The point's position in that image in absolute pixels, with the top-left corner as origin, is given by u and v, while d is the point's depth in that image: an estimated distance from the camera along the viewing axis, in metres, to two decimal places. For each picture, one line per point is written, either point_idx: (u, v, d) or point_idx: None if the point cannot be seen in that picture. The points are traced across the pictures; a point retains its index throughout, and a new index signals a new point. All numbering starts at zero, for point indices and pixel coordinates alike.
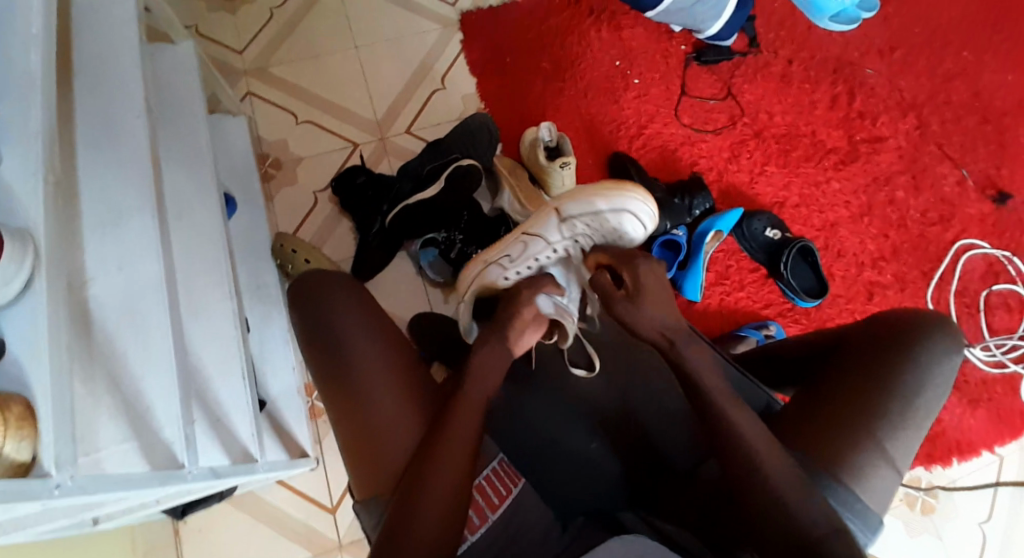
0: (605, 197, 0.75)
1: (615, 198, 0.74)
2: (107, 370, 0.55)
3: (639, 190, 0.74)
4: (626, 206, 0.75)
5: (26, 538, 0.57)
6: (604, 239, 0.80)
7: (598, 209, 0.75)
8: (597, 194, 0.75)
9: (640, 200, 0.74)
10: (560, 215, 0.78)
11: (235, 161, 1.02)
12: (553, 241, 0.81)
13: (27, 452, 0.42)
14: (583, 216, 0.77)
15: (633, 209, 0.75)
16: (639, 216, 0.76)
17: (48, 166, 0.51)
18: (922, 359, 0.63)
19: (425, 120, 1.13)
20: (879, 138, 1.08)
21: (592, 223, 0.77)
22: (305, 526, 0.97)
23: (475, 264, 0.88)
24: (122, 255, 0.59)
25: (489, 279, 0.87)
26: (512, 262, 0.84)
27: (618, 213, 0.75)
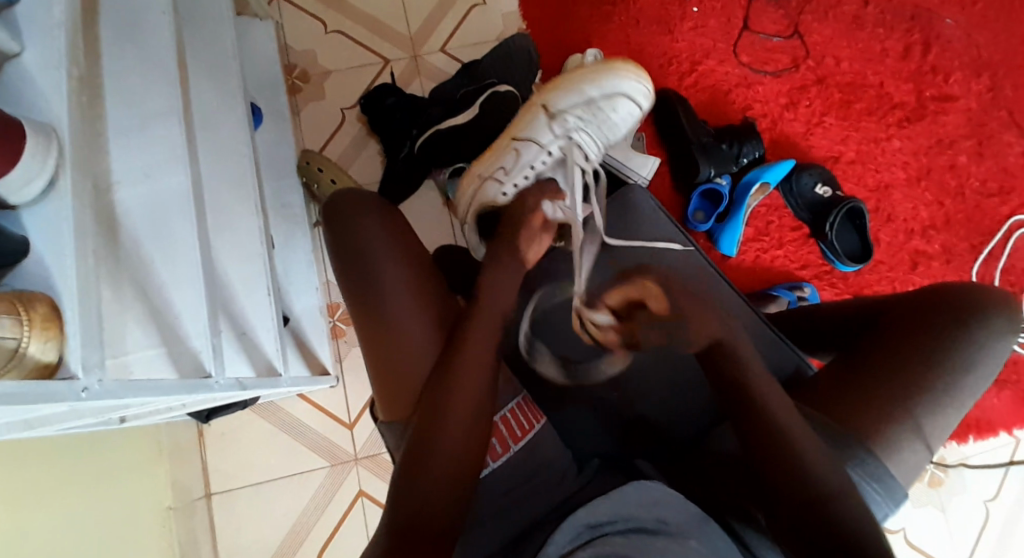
0: (596, 85, 0.81)
1: (606, 85, 0.82)
2: (132, 277, 0.53)
3: (628, 68, 0.82)
4: (618, 90, 0.82)
5: (57, 434, 0.57)
6: (601, 120, 0.83)
7: (589, 96, 0.81)
8: (590, 81, 0.81)
9: (630, 81, 0.82)
10: (549, 112, 0.82)
11: (262, 68, 0.97)
12: (546, 142, 0.81)
13: (52, 353, 0.40)
14: (574, 109, 0.82)
15: (622, 90, 0.82)
16: (631, 99, 0.84)
17: (71, 58, 0.47)
18: (972, 336, 0.60)
19: (464, 39, 1.06)
20: (947, 97, 1.01)
21: (585, 113, 0.82)
22: (324, 436, 0.99)
23: (472, 181, 0.86)
24: (149, 162, 0.56)
25: (487, 196, 0.84)
26: (508, 175, 0.82)
27: (611, 99, 0.83)
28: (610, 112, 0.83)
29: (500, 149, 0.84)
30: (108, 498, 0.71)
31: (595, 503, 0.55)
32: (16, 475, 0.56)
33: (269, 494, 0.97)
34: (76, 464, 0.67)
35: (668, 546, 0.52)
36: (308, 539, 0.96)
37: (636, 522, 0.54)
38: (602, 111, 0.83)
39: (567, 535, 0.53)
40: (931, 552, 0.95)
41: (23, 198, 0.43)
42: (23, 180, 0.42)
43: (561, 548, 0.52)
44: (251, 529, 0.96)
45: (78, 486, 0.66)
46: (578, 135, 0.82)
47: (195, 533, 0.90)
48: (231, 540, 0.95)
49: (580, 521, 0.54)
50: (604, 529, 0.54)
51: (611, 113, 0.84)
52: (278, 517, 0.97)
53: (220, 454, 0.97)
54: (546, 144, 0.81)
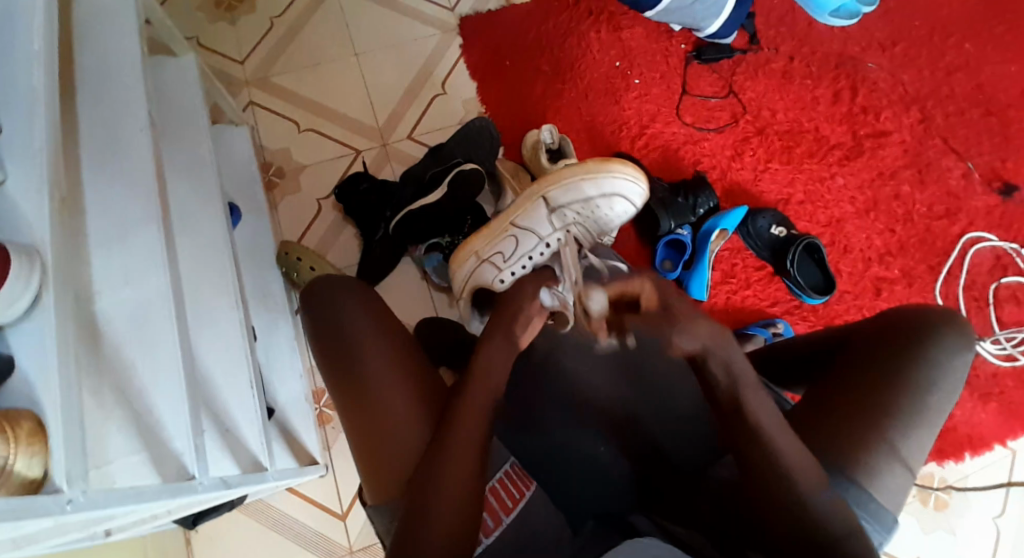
0: (595, 185, 0.86)
1: (603, 185, 0.86)
2: (112, 382, 0.55)
3: (625, 170, 0.86)
4: (613, 190, 0.87)
5: (42, 551, 0.57)
6: (595, 214, 0.89)
7: (588, 196, 0.87)
8: (588, 181, 0.86)
9: (627, 182, 0.86)
10: (549, 205, 0.87)
11: (238, 171, 1.03)
12: (546, 234, 0.87)
13: (38, 467, 0.41)
14: (573, 205, 0.88)
15: (619, 191, 0.87)
16: (625, 198, 0.88)
17: (52, 182, 0.51)
18: (933, 356, 0.62)
19: (428, 125, 1.13)
20: (883, 133, 1.08)
21: (581, 212, 0.88)
22: (317, 529, 0.97)
23: (468, 258, 0.90)
24: (130, 270, 0.59)
25: (484, 280, 0.91)
26: (506, 261, 0.88)
27: (607, 196, 0.87)
28: (605, 207, 0.88)
29: (498, 231, 0.89)
30: None
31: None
32: None
33: None
34: None
35: None
36: None
37: None
38: (599, 209, 0.88)
39: None
40: None
41: (7, 318, 0.45)
42: (6, 300, 0.44)
43: None
44: None
45: None
46: (577, 228, 0.86)
47: None
48: None
49: None
50: None
51: (606, 211, 0.89)
52: None
53: (215, 556, 0.95)
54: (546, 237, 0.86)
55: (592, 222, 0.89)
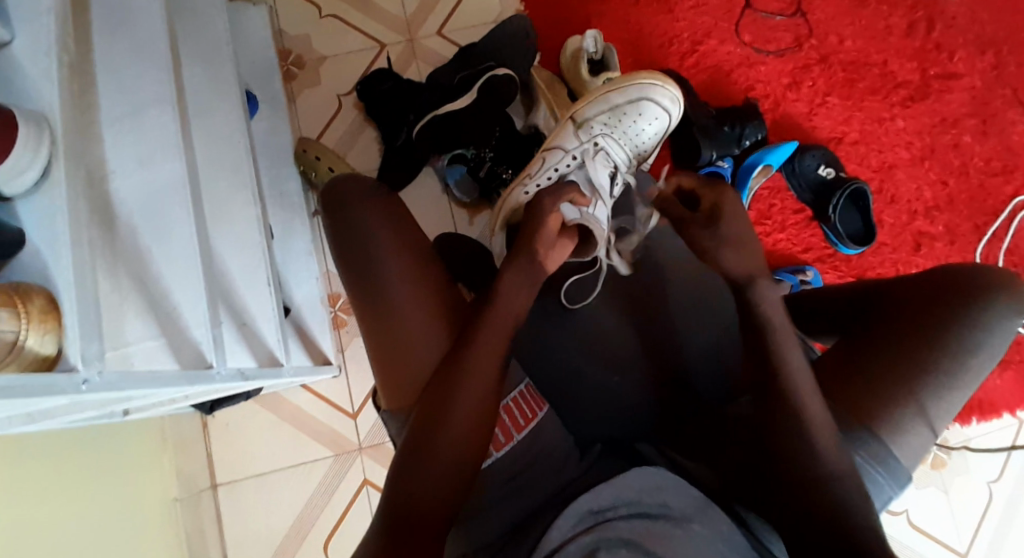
0: (619, 93, 0.84)
1: (629, 91, 0.84)
2: (131, 271, 0.52)
3: (650, 76, 0.84)
4: (641, 95, 0.84)
5: (62, 425, 0.58)
6: (626, 125, 0.84)
7: (614, 102, 0.84)
8: (613, 89, 0.84)
9: (652, 86, 0.84)
10: (578, 121, 0.84)
11: (256, 55, 0.96)
12: (571, 147, 0.82)
13: (51, 346, 0.39)
14: (600, 115, 0.84)
15: (645, 93, 0.84)
16: (658, 104, 0.85)
17: (61, 45, 0.46)
18: (980, 319, 0.60)
19: (461, 21, 1.05)
20: (951, 75, 1.00)
21: (610, 120, 0.84)
22: (328, 425, 0.99)
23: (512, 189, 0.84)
24: (142, 149, 0.55)
25: (514, 199, 0.82)
26: (533, 178, 0.82)
27: (635, 104, 0.84)
28: (635, 119, 0.84)
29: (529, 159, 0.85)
30: (114, 490, 0.72)
31: (600, 487, 0.56)
32: (24, 468, 0.56)
33: (273, 484, 0.97)
34: (80, 456, 0.67)
35: (669, 530, 0.52)
36: (313, 530, 0.97)
37: (639, 507, 0.55)
38: (630, 117, 0.84)
39: (569, 522, 0.54)
40: (932, 533, 0.96)
41: (16, 188, 0.42)
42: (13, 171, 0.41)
43: (565, 534, 0.53)
44: (256, 519, 0.96)
45: (83, 480, 0.66)
46: (604, 141, 0.82)
47: (201, 525, 0.90)
48: (236, 531, 0.96)
49: (585, 506, 0.55)
50: (608, 514, 0.55)
51: (637, 129, 0.85)
52: (283, 504, 0.97)
53: (224, 446, 0.97)
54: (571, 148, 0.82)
55: (620, 134, 0.84)
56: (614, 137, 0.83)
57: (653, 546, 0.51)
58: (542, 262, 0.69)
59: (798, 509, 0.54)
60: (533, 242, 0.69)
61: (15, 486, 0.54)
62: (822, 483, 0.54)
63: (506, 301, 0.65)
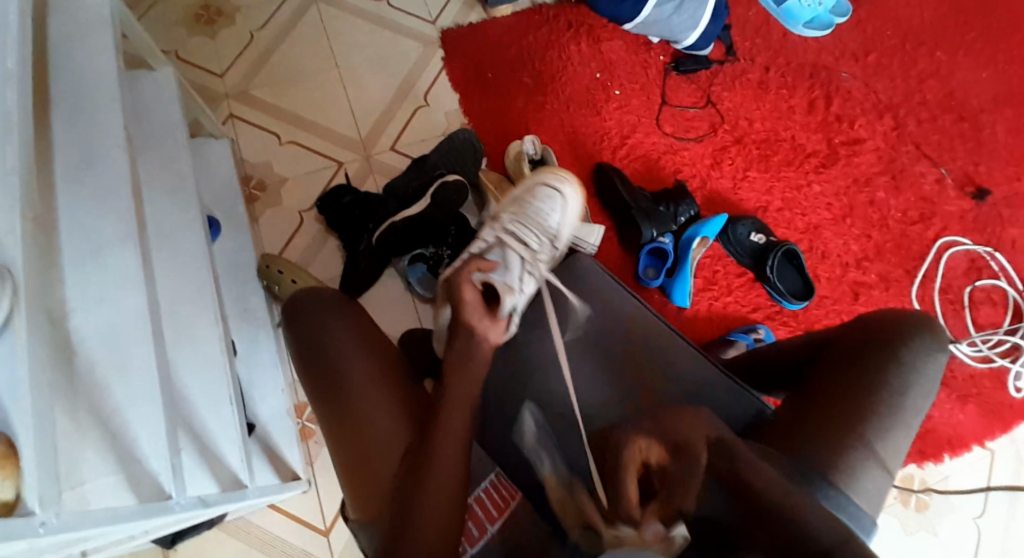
0: (523, 189, 0.94)
1: (530, 185, 0.93)
2: (89, 403, 0.54)
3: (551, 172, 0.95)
4: (540, 186, 0.93)
5: None
6: (533, 210, 0.90)
7: (517, 196, 0.93)
8: (518, 187, 0.94)
9: (550, 177, 0.93)
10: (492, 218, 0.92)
11: (218, 185, 1.02)
12: (486, 236, 0.88)
13: (9, 491, 0.41)
14: (508, 208, 0.91)
15: (543, 181, 0.93)
16: (557, 189, 0.92)
17: (25, 200, 0.50)
18: (908, 359, 0.63)
19: (411, 136, 1.13)
20: (856, 140, 1.10)
21: (517, 209, 0.91)
22: (299, 547, 0.96)
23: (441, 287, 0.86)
24: (104, 286, 0.59)
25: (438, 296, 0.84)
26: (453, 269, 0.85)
27: (537, 193, 0.92)
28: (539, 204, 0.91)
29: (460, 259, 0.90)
30: None
31: None
32: None
33: None
34: None
35: None
36: None
37: None
38: (536, 204, 0.91)
39: None
40: None
41: None
42: None
43: None
44: None
45: None
46: (517, 228, 0.87)
47: None
48: None
49: None
50: None
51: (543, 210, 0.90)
52: None
53: None
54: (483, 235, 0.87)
55: (533, 222, 0.88)
56: (528, 225, 0.88)
57: None
58: (478, 335, 0.73)
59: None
60: (464, 317, 0.74)
61: None
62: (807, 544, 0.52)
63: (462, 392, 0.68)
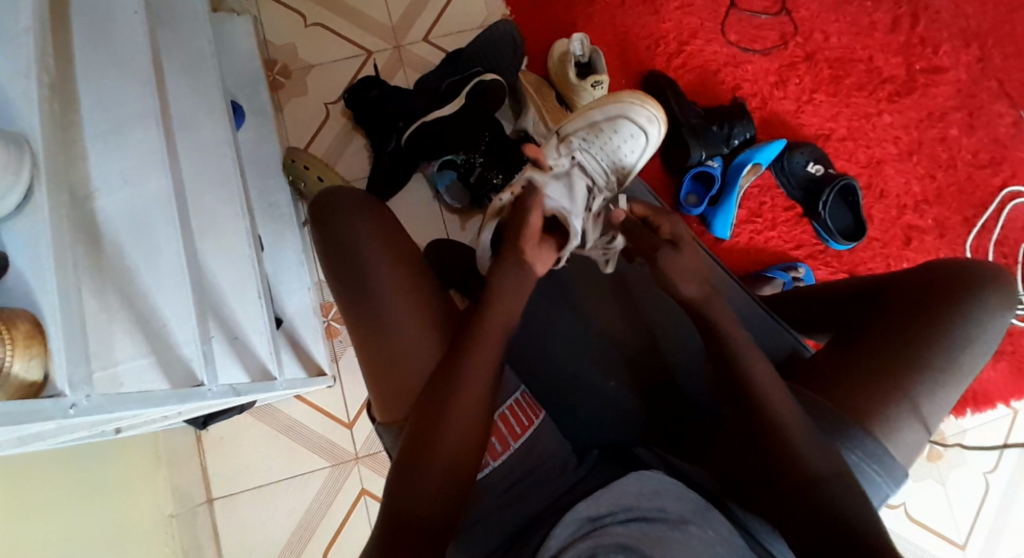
0: (600, 109, 0.79)
1: (609, 108, 0.79)
2: (117, 286, 0.51)
3: (633, 94, 0.79)
4: (621, 113, 0.79)
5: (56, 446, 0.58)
6: (604, 141, 0.78)
7: (593, 118, 0.79)
8: (595, 106, 0.79)
9: (633, 104, 0.78)
10: (558, 136, 0.79)
11: (241, 66, 0.95)
12: (551, 161, 0.76)
13: (37, 372, 0.39)
14: (580, 131, 0.78)
15: (625, 111, 0.78)
16: (637, 124, 0.79)
17: (41, 64, 0.45)
18: (971, 313, 0.60)
19: (448, 26, 1.05)
20: (937, 69, 1.01)
21: (588, 136, 0.78)
22: (323, 437, 0.99)
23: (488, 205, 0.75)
24: (127, 167, 0.55)
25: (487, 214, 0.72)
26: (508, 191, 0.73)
27: (614, 121, 0.79)
28: (614, 136, 0.78)
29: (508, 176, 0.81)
30: (110, 510, 0.71)
31: (596, 495, 0.56)
32: (16, 492, 0.55)
33: (270, 498, 0.97)
34: (75, 474, 0.67)
35: (666, 532, 0.53)
36: (312, 542, 0.96)
37: (637, 511, 0.55)
38: (609, 134, 0.78)
39: (568, 529, 0.54)
40: (932, 526, 0.96)
41: None
42: None
43: (561, 541, 0.53)
44: (254, 533, 0.96)
45: (78, 501, 0.65)
46: (583, 155, 0.76)
47: (200, 540, 0.89)
48: (233, 544, 0.95)
49: (582, 513, 0.55)
50: (606, 520, 0.55)
51: (617, 143, 0.78)
52: (282, 515, 0.97)
53: (220, 458, 0.97)
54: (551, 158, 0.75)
55: (600, 151, 0.78)
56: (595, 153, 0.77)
57: (649, 547, 0.51)
58: (529, 266, 0.67)
59: (791, 510, 0.54)
60: (520, 245, 0.66)
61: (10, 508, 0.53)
62: (811, 488, 0.54)
63: (498, 305, 0.65)
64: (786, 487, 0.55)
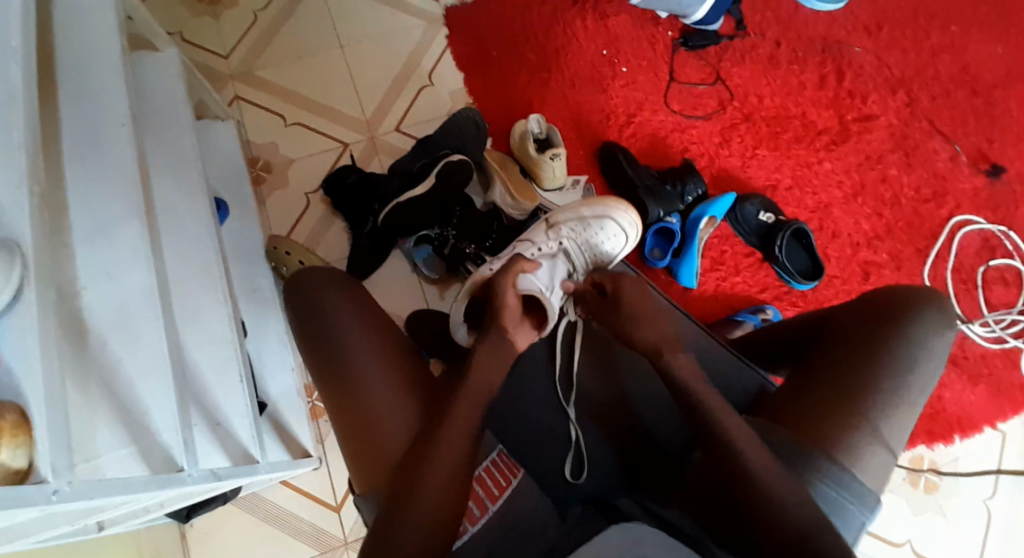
0: (590, 207, 0.87)
1: (597, 207, 0.87)
2: (99, 378, 0.55)
3: (620, 201, 0.87)
4: (607, 214, 0.87)
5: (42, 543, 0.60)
6: (588, 236, 0.85)
7: (583, 214, 0.87)
8: (585, 203, 0.88)
9: (619, 209, 0.87)
10: (549, 222, 0.87)
11: (224, 166, 1.02)
12: (540, 241, 0.84)
13: (23, 459, 0.42)
14: (569, 223, 0.86)
15: (612, 215, 0.86)
16: (619, 227, 0.87)
17: (33, 177, 0.50)
18: (914, 335, 0.62)
19: (416, 116, 1.13)
20: (869, 116, 1.08)
21: (575, 229, 0.86)
22: (312, 519, 0.98)
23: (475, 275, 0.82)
24: (111, 265, 0.59)
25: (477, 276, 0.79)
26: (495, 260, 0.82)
27: (600, 221, 0.86)
28: (597, 234, 0.86)
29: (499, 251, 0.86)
30: None
31: (579, 552, 0.57)
32: None
33: None
34: None
35: None
36: None
37: None
38: (593, 232, 0.86)
39: None
40: None
41: None
42: None
43: None
44: None
45: None
46: (567, 244, 0.84)
47: None
48: None
49: None
50: None
51: (599, 246, 0.86)
52: None
53: (209, 551, 0.95)
54: (541, 241, 0.84)
55: (583, 243, 0.85)
56: (578, 245, 0.85)
57: None
58: (511, 339, 0.71)
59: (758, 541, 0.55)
60: (500, 322, 0.71)
61: None
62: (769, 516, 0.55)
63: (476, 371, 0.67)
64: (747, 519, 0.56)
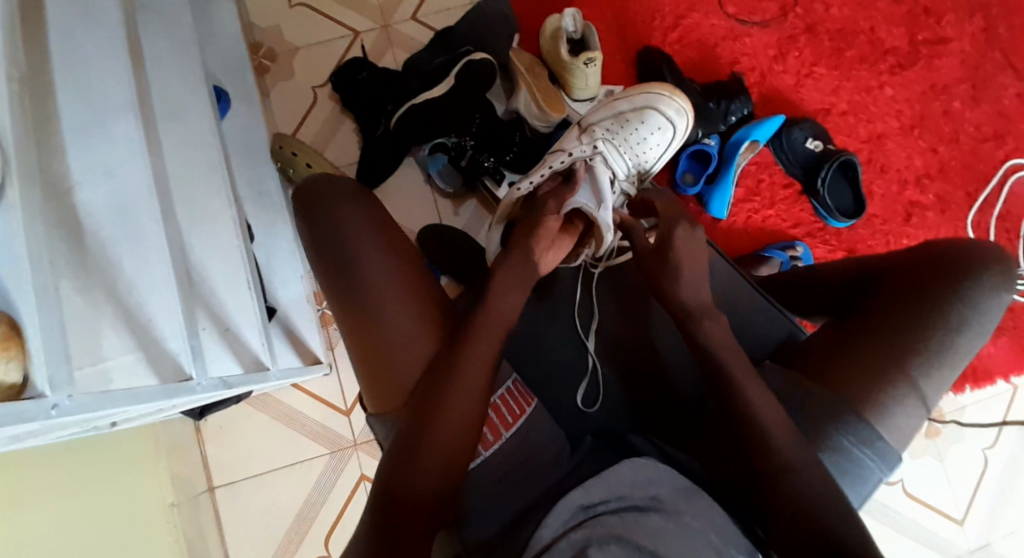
0: (624, 101, 0.81)
1: (633, 99, 0.81)
2: (103, 282, 0.50)
3: (658, 87, 0.81)
4: (645, 105, 0.81)
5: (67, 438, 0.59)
6: (628, 132, 0.79)
7: (618, 108, 0.81)
8: (619, 97, 0.81)
9: (659, 97, 0.81)
10: (581, 123, 0.80)
11: (226, 49, 0.93)
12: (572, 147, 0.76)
13: (15, 373, 0.37)
14: (605, 120, 0.80)
15: (652, 103, 0.81)
16: (662, 116, 0.81)
17: (10, 58, 0.43)
18: (969, 296, 0.59)
19: (436, 4, 1.03)
20: (941, 40, 0.99)
21: (613, 126, 0.80)
22: (321, 422, 0.99)
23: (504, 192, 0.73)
24: (107, 160, 0.53)
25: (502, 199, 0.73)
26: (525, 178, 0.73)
27: (639, 113, 0.81)
28: (638, 127, 0.80)
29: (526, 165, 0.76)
30: (111, 504, 0.70)
31: (589, 483, 0.56)
32: (14, 489, 0.54)
33: (270, 487, 0.97)
34: (75, 469, 0.66)
35: (659, 520, 0.53)
36: (312, 529, 0.97)
37: (629, 500, 0.55)
38: (633, 125, 0.80)
39: (560, 517, 0.54)
40: (930, 502, 0.96)
41: None
42: None
43: (554, 531, 0.53)
44: (257, 522, 0.96)
45: (80, 495, 0.65)
46: (605, 144, 0.77)
47: (202, 527, 0.90)
48: (235, 534, 0.95)
49: (574, 502, 0.55)
50: (598, 509, 0.55)
51: (643, 139, 0.80)
52: (283, 504, 0.97)
53: (219, 448, 0.97)
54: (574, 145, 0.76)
55: (624, 140, 0.79)
56: (617, 141, 0.78)
57: (648, 542, 0.51)
58: (535, 262, 0.67)
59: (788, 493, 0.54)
60: (531, 239, 0.67)
61: (9, 503, 0.53)
62: (797, 470, 0.54)
63: (503, 299, 0.64)
64: (773, 467, 0.55)
